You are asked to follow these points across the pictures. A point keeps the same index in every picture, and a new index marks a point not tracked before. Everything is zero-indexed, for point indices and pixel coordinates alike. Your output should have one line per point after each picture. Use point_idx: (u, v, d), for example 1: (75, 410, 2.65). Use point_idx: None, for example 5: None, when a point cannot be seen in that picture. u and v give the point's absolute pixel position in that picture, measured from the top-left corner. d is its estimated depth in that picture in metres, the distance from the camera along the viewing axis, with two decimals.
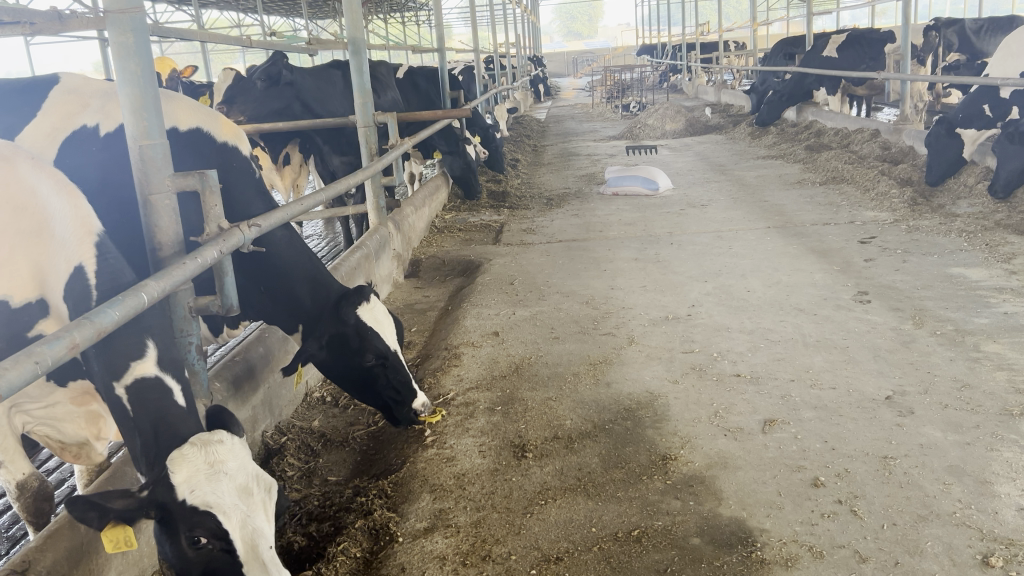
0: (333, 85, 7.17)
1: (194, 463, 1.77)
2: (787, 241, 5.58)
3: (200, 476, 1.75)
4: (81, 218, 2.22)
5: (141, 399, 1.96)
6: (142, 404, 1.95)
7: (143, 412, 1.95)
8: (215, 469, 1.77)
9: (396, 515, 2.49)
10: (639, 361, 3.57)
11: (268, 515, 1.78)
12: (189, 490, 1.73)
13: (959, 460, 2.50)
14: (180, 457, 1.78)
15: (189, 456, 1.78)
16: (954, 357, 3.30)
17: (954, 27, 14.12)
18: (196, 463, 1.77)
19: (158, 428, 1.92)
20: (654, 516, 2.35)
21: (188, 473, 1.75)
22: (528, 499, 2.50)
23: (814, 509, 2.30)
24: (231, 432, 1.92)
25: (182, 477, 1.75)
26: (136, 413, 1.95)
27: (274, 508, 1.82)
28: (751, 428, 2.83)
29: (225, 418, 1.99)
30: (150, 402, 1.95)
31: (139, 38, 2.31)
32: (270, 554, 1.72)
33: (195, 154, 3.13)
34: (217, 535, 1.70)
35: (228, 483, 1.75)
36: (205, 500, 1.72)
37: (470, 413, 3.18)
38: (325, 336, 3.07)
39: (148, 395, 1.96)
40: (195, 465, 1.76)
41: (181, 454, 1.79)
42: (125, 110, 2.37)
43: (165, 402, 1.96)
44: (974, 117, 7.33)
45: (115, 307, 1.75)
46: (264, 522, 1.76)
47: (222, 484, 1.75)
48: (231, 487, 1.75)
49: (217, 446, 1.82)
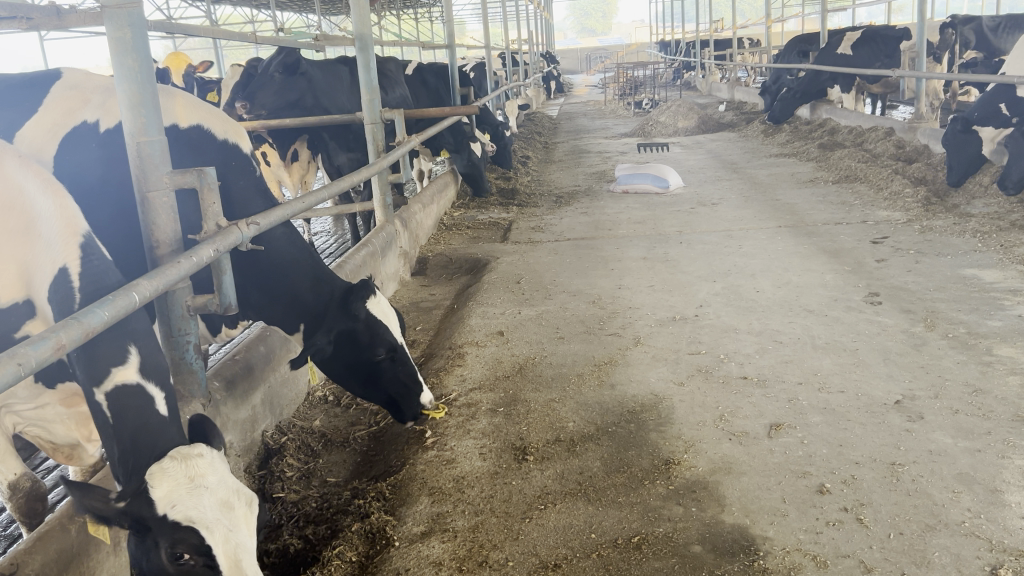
0: (342, 81, 7.13)
1: (173, 477, 1.75)
2: (798, 240, 5.51)
3: (180, 490, 1.73)
4: (67, 218, 2.18)
5: (122, 406, 1.92)
6: (122, 411, 1.92)
7: (123, 420, 1.91)
8: (196, 483, 1.75)
9: (393, 518, 2.45)
10: (645, 362, 3.52)
11: (250, 529, 1.77)
12: (170, 505, 1.70)
13: (970, 467, 2.43)
14: (159, 471, 1.75)
15: (169, 470, 1.76)
16: (966, 360, 3.23)
17: (971, 24, 13.95)
18: (176, 477, 1.75)
19: (139, 436, 1.89)
20: (655, 522, 2.30)
21: (167, 489, 1.72)
22: (528, 503, 2.46)
23: (819, 517, 2.25)
24: (212, 446, 1.90)
25: (162, 492, 1.72)
26: (115, 420, 1.91)
27: (255, 522, 1.81)
28: (757, 432, 2.78)
29: (206, 430, 1.94)
30: (130, 410, 1.92)
31: (136, 34, 2.29)
32: (252, 569, 1.71)
33: (194, 152, 3.10)
34: (200, 551, 1.69)
35: (210, 498, 1.73)
36: (187, 515, 1.69)
37: (472, 413, 3.15)
38: (333, 330, 3.04)
39: (129, 402, 1.93)
40: (176, 480, 1.74)
41: (160, 468, 1.76)
42: (121, 107, 2.35)
43: (145, 411, 1.93)
44: (990, 116, 7.16)
45: (102, 308, 1.73)
46: (247, 536, 1.75)
47: (204, 498, 1.73)
48: (212, 501, 1.73)
49: (197, 460, 1.80)
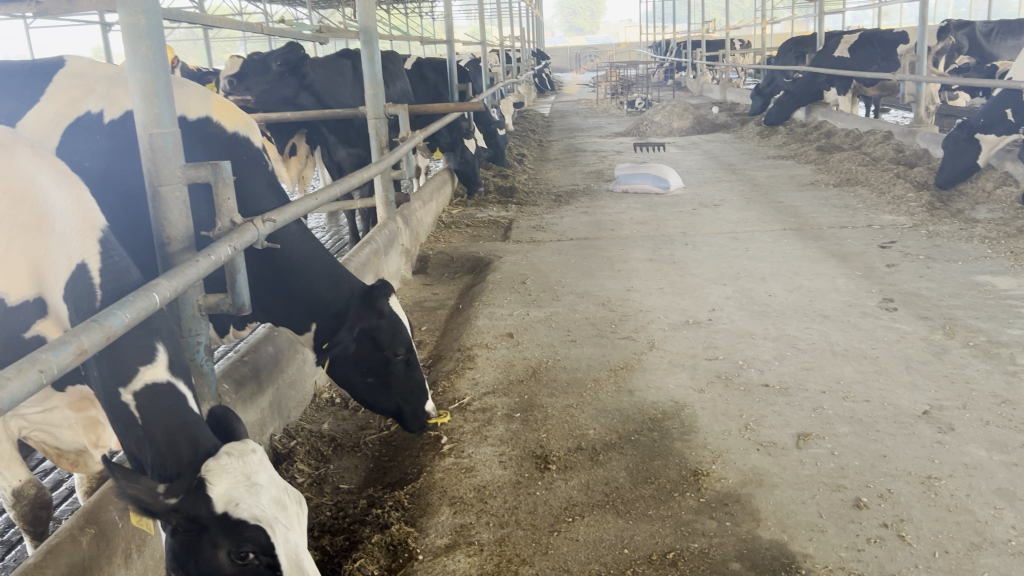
0: (343, 76, 6.92)
1: (232, 474, 1.65)
2: (805, 244, 5.46)
3: (240, 488, 1.63)
4: (84, 213, 2.07)
5: (150, 405, 1.83)
6: (152, 411, 1.82)
7: (152, 420, 1.81)
8: (253, 480, 1.65)
9: (414, 530, 2.36)
10: (662, 368, 3.44)
11: (303, 528, 1.68)
12: (232, 504, 1.60)
13: (1008, 482, 2.38)
14: (217, 468, 1.65)
15: (228, 467, 1.66)
16: (990, 369, 3.18)
17: (965, 29, 14.07)
18: (234, 474, 1.65)
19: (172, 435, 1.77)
20: (689, 537, 2.22)
21: (227, 486, 1.62)
22: (554, 515, 2.37)
23: (859, 533, 2.19)
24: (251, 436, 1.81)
25: (221, 490, 1.62)
26: (145, 421, 1.81)
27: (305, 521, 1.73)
28: (785, 442, 2.71)
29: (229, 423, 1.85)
30: (162, 408, 1.83)
31: (151, 21, 2.17)
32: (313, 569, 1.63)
33: (206, 145, 2.98)
34: (265, 550, 1.60)
35: (267, 495, 1.64)
36: (253, 514, 1.60)
37: (487, 419, 3.06)
38: (356, 327, 2.91)
39: (158, 400, 1.84)
40: (234, 476, 1.64)
41: (217, 465, 1.66)
42: (134, 97, 2.22)
43: (178, 407, 1.84)
44: (994, 123, 7.20)
45: (123, 310, 1.64)
46: (300, 535, 1.66)
47: (262, 495, 1.63)
48: (269, 499, 1.64)
49: (252, 456, 1.70)
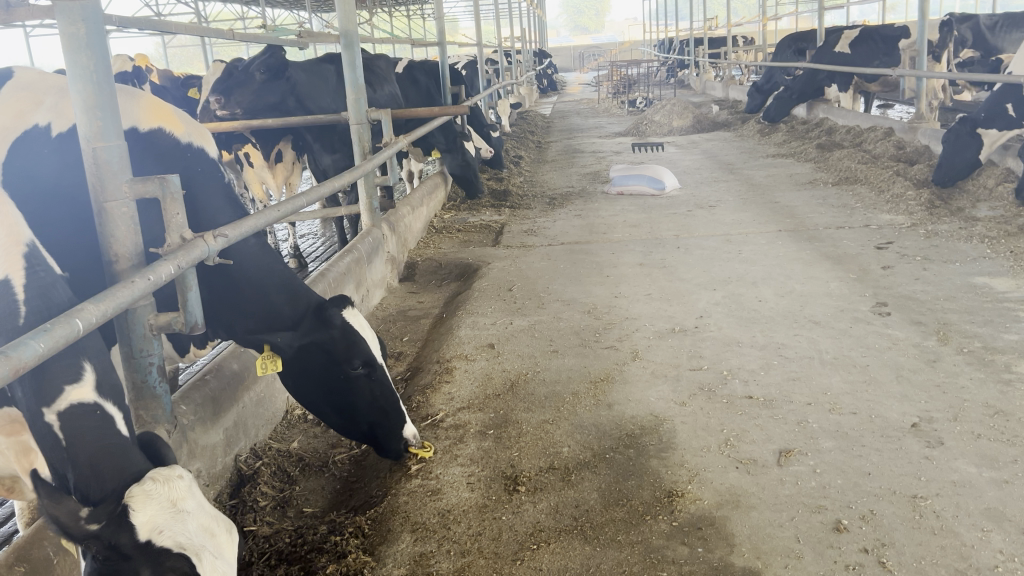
0: (326, 81, 6.86)
1: (157, 500, 1.54)
2: (800, 245, 5.33)
3: (164, 515, 1.53)
4: (8, 227, 2.02)
5: (74, 426, 1.71)
6: (76, 430, 1.70)
7: (79, 440, 1.69)
8: (179, 507, 1.56)
9: (373, 559, 2.26)
10: (643, 379, 3.32)
11: (232, 558, 1.60)
12: (155, 531, 1.50)
13: (997, 501, 2.25)
14: (141, 494, 1.54)
15: (152, 493, 1.55)
16: (983, 378, 3.05)
17: (967, 22, 13.86)
18: (159, 500, 1.55)
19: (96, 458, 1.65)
20: (658, 566, 2.11)
21: (151, 513, 1.52)
22: (519, 542, 2.27)
23: (837, 559, 2.07)
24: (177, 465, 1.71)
25: (145, 517, 1.51)
26: (69, 441, 1.68)
27: (235, 552, 1.64)
28: (765, 459, 2.59)
29: (157, 453, 1.77)
30: (88, 428, 1.72)
31: (91, 30, 2.08)
32: None
33: (157, 158, 2.86)
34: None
35: (194, 523, 1.55)
36: (177, 541, 1.51)
37: (458, 438, 2.95)
38: (306, 338, 2.77)
39: (84, 420, 1.73)
40: (159, 503, 1.54)
41: (141, 490, 1.55)
42: (76, 110, 2.12)
43: (105, 429, 1.73)
44: (995, 117, 7.08)
45: (39, 339, 1.54)
46: (231, 565, 1.58)
47: (189, 523, 1.55)
48: (197, 526, 1.56)
49: (178, 482, 1.60)
